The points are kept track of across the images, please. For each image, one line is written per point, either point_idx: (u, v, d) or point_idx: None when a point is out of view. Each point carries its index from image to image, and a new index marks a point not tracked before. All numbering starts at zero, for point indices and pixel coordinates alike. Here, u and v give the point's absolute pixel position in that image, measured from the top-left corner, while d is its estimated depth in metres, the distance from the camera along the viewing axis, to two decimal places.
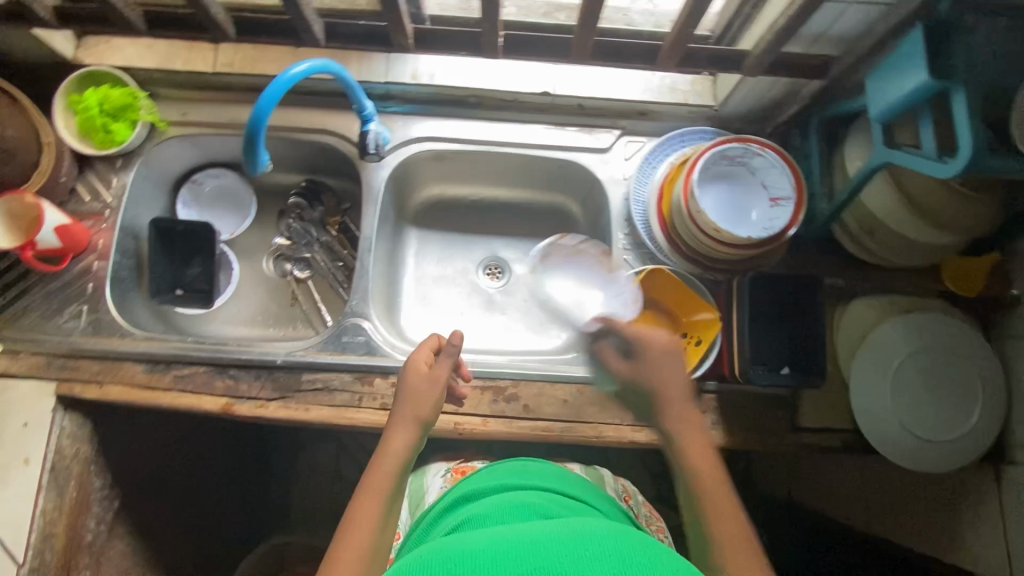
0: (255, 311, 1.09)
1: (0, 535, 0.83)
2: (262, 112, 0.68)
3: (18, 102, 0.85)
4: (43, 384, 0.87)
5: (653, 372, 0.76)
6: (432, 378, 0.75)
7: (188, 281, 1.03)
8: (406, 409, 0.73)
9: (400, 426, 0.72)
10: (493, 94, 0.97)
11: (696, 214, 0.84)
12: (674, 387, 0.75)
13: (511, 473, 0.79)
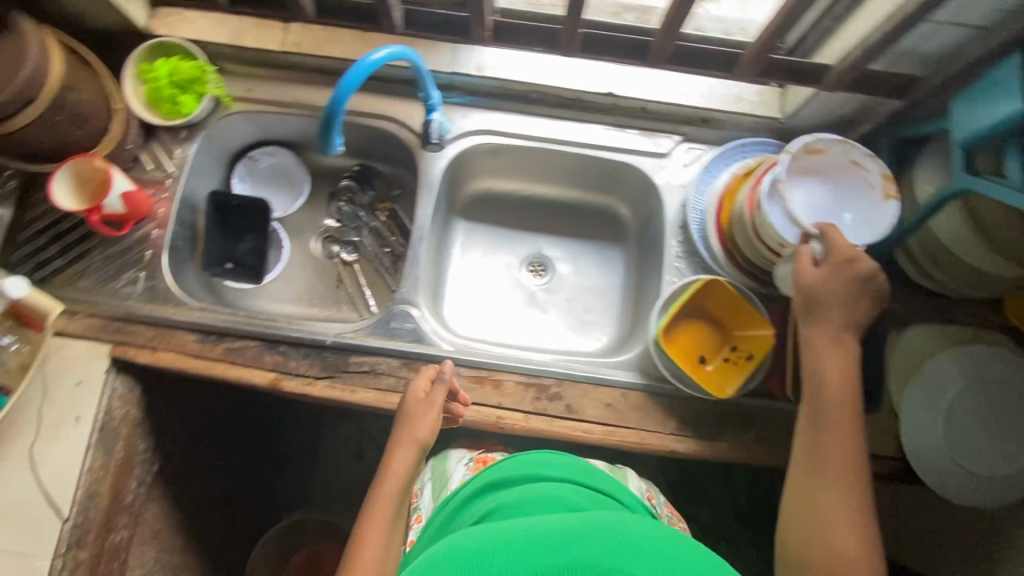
0: (300, 289, 1.10)
1: (49, 489, 0.85)
2: (341, 97, 0.67)
3: (91, 66, 0.85)
4: (97, 346, 0.89)
5: (832, 299, 0.73)
6: (428, 403, 0.79)
7: (238, 255, 1.04)
8: (405, 432, 0.78)
9: (401, 447, 0.77)
10: (556, 91, 0.97)
11: (762, 228, 0.81)
12: (848, 313, 0.73)
13: (529, 465, 0.76)
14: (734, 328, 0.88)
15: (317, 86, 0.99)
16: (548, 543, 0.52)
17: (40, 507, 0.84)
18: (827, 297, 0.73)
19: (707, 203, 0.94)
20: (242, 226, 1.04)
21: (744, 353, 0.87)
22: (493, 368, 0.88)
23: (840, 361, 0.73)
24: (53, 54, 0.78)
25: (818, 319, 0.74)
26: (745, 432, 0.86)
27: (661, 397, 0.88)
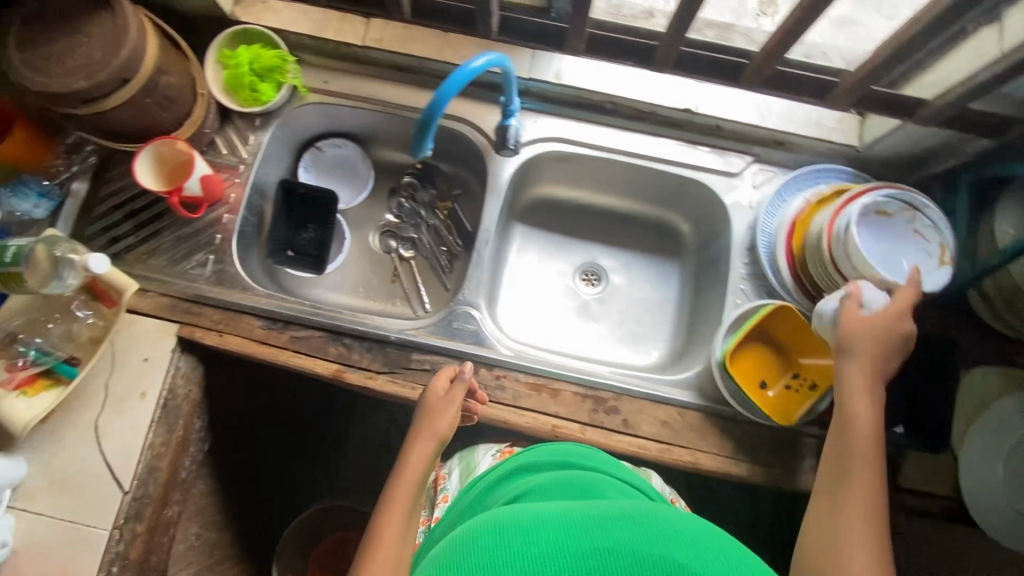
0: (357, 281, 1.11)
1: (110, 461, 0.86)
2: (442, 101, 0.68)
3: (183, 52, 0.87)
4: (165, 324, 0.90)
5: (867, 344, 0.71)
6: (449, 399, 0.76)
7: (301, 244, 1.05)
8: (424, 425, 0.75)
9: (422, 438, 0.74)
10: (631, 104, 0.97)
11: (838, 260, 0.80)
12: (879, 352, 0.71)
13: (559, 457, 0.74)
14: (799, 355, 0.87)
15: (392, 82, 0.99)
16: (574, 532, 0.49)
17: (103, 479, 0.86)
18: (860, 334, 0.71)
19: (776, 227, 0.93)
20: (304, 214, 1.05)
21: (807, 382, 0.86)
22: (551, 377, 0.89)
23: (878, 389, 0.71)
24: (148, 35, 0.78)
25: (854, 354, 0.71)
26: (800, 460, 0.85)
27: (717, 418, 0.88)
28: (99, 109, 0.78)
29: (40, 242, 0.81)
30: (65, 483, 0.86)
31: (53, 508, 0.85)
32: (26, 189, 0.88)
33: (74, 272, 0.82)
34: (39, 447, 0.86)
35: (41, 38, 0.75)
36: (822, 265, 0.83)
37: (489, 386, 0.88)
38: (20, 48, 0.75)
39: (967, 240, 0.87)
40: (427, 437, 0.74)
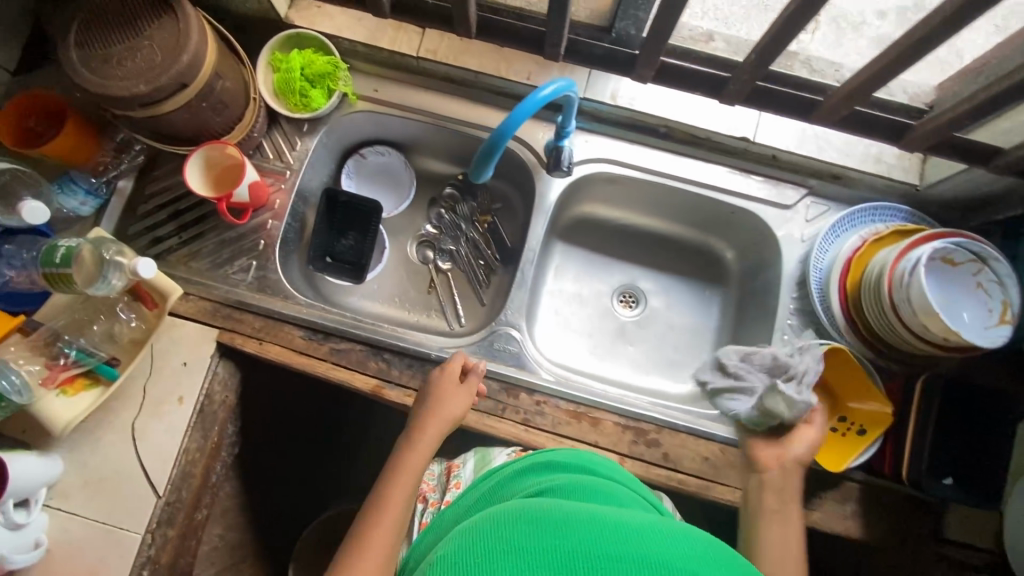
0: (393, 290, 1.10)
1: (145, 465, 0.86)
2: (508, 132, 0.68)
3: (241, 62, 0.88)
4: (205, 329, 0.90)
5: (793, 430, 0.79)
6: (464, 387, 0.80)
7: (339, 252, 1.04)
8: (434, 408, 0.77)
9: (433, 421, 0.76)
10: (687, 129, 0.94)
11: (898, 305, 0.77)
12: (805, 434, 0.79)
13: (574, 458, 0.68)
14: (847, 398, 0.85)
15: (443, 94, 0.98)
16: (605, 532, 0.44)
17: (138, 483, 0.85)
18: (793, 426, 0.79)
19: (829, 263, 0.91)
20: (343, 222, 1.04)
21: (856, 427, 0.84)
22: (592, 405, 0.87)
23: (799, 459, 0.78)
24: (208, 41, 0.77)
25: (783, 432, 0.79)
26: (841, 504, 0.84)
27: None
28: (156, 111, 0.77)
29: (89, 243, 0.80)
30: (99, 485, 0.85)
31: (86, 509, 0.84)
32: (74, 186, 0.88)
33: (120, 274, 0.81)
34: (76, 446, 0.86)
35: (100, 38, 0.74)
36: (879, 309, 0.81)
37: (528, 411, 0.86)
38: (80, 48, 0.74)
39: None
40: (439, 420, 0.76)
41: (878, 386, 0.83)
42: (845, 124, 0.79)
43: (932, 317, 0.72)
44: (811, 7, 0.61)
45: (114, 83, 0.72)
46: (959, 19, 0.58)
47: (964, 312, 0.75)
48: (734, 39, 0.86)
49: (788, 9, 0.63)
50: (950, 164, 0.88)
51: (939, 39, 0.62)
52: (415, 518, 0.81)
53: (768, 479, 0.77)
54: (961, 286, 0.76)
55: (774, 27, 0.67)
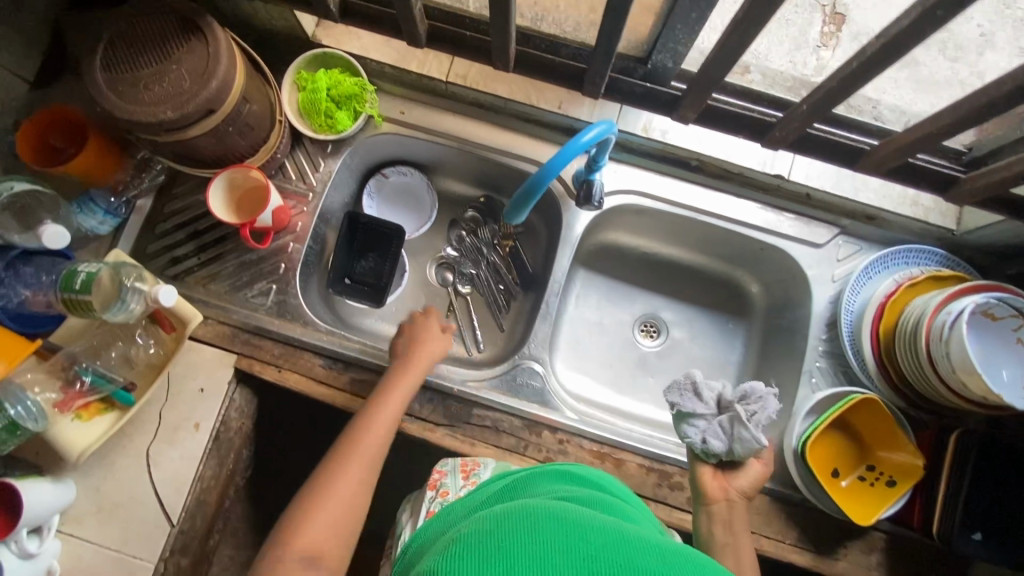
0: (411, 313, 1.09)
1: (159, 494, 0.84)
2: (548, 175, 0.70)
3: (270, 85, 0.86)
4: (224, 354, 0.88)
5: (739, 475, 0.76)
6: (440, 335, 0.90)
7: (358, 273, 1.01)
8: (416, 350, 0.86)
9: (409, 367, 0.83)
10: (719, 163, 0.92)
11: (935, 359, 0.76)
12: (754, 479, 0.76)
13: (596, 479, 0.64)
14: (877, 446, 0.84)
15: (471, 119, 0.96)
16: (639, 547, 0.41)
17: (152, 511, 0.84)
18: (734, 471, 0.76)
19: (861, 306, 0.89)
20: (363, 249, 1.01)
21: (885, 477, 0.82)
22: (616, 446, 0.86)
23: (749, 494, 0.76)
24: (237, 66, 0.75)
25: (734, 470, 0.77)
26: (866, 555, 0.82)
27: (784, 502, 0.85)
28: (182, 136, 0.75)
29: (109, 267, 0.79)
30: (112, 511, 0.83)
31: (98, 536, 0.83)
32: (93, 207, 0.86)
33: (139, 298, 0.79)
34: (90, 471, 0.84)
35: (128, 61, 0.72)
36: (913, 358, 0.80)
37: (551, 449, 0.85)
38: (107, 71, 0.71)
39: None
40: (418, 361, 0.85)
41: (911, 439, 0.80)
42: (893, 173, 0.77)
43: (971, 374, 0.71)
44: (873, 63, 0.59)
45: (141, 109, 0.70)
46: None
47: (1002, 370, 0.74)
48: (773, 76, 0.83)
49: (848, 64, 0.61)
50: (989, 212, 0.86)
51: (1006, 104, 0.59)
52: (424, 504, 0.77)
53: (714, 511, 0.75)
54: (999, 342, 0.75)
55: (830, 79, 0.64)
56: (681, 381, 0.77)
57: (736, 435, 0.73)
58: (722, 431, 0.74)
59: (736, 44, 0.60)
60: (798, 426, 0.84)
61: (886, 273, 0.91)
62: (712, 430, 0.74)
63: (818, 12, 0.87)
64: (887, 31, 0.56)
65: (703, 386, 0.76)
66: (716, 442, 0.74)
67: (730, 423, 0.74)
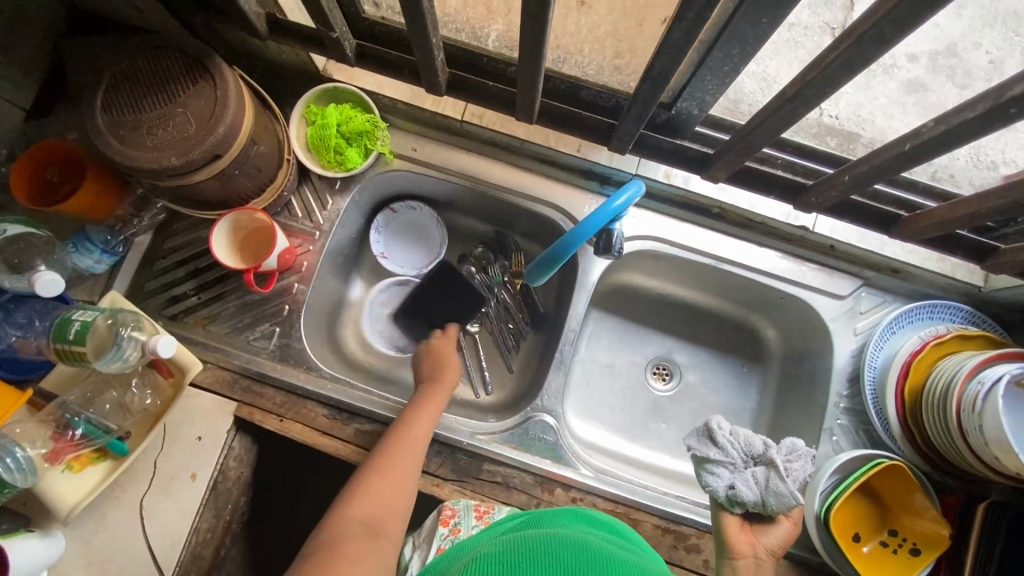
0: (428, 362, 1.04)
1: (153, 550, 0.80)
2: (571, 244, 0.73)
3: (279, 125, 0.83)
4: (224, 401, 0.84)
5: (768, 532, 0.73)
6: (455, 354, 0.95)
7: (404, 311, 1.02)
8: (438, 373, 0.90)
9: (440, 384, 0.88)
10: (740, 212, 0.90)
11: (965, 428, 0.73)
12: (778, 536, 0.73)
13: (596, 517, 0.71)
14: (901, 512, 0.81)
15: (486, 158, 0.93)
16: None
17: (145, 567, 0.80)
18: (760, 527, 0.73)
19: (884, 362, 0.87)
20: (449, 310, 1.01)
21: (908, 545, 0.79)
22: (631, 505, 0.83)
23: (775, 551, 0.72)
24: (246, 109, 0.72)
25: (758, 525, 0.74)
26: None
27: (801, 565, 0.82)
28: (187, 181, 0.71)
29: (105, 314, 0.75)
30: (103, 566, 0.80)
31: None
32: (91, 245, 0.82)
33: (135, 344, 0.74)
34: (81, 523, 0.80)
35: (130, 103, 0.68)
36: (942, 424, 0.77)
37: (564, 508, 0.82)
38: (108, 114, 0.68)
39: None
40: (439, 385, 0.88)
41: (937, 507, 0.77)
42: (927, 237, 0.74)
43: (1005, 450, 0.68)
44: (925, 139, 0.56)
45: (144, 155, 0.66)
46: None
47: None
48: (801, 127, 0.80)
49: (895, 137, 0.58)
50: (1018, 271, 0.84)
51: None
52: (434, 539, 0.74)
53: (739, 567, 0.70)
54: None
55: (875, 152, 0.62)
56: (702, 428, 0.76)
57: (771, 488, 0.71)
58: (756, 483, 0.72)
59: (780, 115, 0.57)
60: (821, 490, 0.81)
61: (910, 328, 0.88)
62: (745, 483, 0.72)
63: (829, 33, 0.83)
64: (949, 115, 0.53)
65: (736, 439, 0.74)
66: (749, 494, 0.71)
67: (764, 476, 0.72)
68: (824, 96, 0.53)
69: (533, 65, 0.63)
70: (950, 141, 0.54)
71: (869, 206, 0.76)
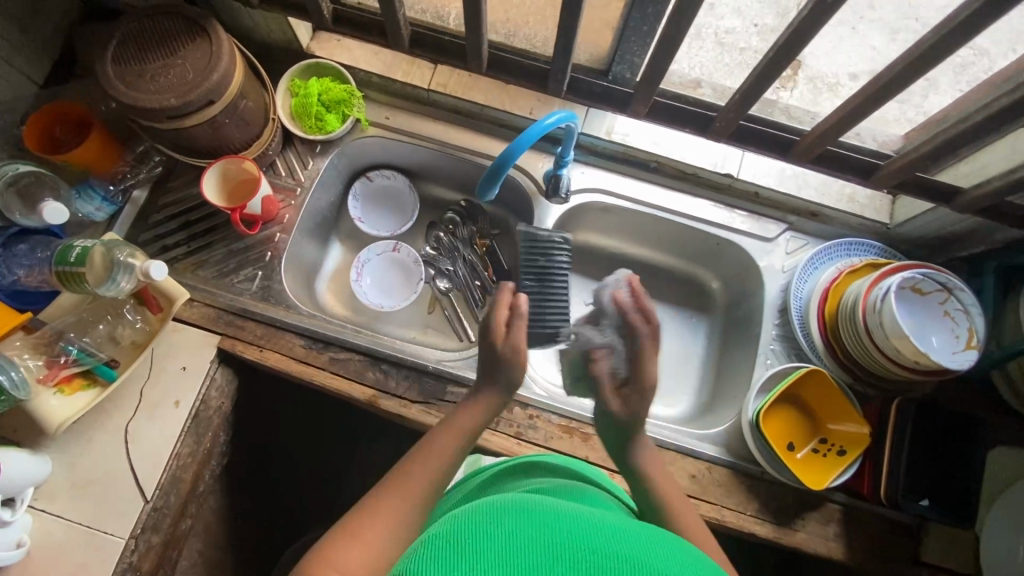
0: (407, 321, 1.11)
1: (135, 469, 0.85)
2: (511, 155, 0.76)
3: (266, 90, 0.94)
4: (208, 335, 0.92)
5: None
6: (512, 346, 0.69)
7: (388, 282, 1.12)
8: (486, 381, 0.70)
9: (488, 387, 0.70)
10: (676, 164, 1.01)
11: (872, 330, 0.83)
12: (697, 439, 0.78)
13: (550, 463, 0.74)
14: (827, 420, 0.90)
15: (451, 124, 1.05)
16: (572, 518, 0.50)
17: (126, 485, 0.85)
18: None
19: (808, 292, 0.96)
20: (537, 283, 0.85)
21: (836, 447, 0.88)
22: (583, 421, 0.90)
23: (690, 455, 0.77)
24: (237, 66, 0.83)
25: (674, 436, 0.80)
26: (824, 526, 0.87)
27: (742, 474, 0.89)
28: (182, 123, 0.82)
29: (102, 244, 0.83)
30: (86, 486, 0.84)
31: (70, 511, 0.83)
32: (92, 193, 0.92)
33: (129, 277, 0.83)
34: (65, 447, 0.85)
35: (136, 57, 0.80)
36: (855, 334, 0.87)
37: (522, 425, 0.89)
38: (116, 64, 0.79)
39: (995, 323, 0.90)
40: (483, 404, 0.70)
41: (858, 409, 0.86)
42: (819, 161, 0.87)
43: (904, 339, 0.78)
44: (786, 54, 0.69)
45: (147, 97, 0.77)
46: (908, 71, 0.67)
47: (930, 337, 0.82)
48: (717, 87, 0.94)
49: (764, 58, 0.72)
50: (915, 206, 0.94)
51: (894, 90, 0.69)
52: None
53: None
54: (918, 311, 0.83)
55: (752, 74, 0.75)
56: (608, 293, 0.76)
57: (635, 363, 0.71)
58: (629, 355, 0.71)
59: (668, 36, 0.70)
60: (754, 401, 0.89)
61: (830, 263, 0.98)
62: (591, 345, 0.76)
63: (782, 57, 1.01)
64: (792, 25, 0.66)
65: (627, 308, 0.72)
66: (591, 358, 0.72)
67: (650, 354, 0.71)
68: (696, 12, 0.66)
69: (473, 14, 0.75)
70: (798, 43, 0.67)
71: (771, 132, 0.87)
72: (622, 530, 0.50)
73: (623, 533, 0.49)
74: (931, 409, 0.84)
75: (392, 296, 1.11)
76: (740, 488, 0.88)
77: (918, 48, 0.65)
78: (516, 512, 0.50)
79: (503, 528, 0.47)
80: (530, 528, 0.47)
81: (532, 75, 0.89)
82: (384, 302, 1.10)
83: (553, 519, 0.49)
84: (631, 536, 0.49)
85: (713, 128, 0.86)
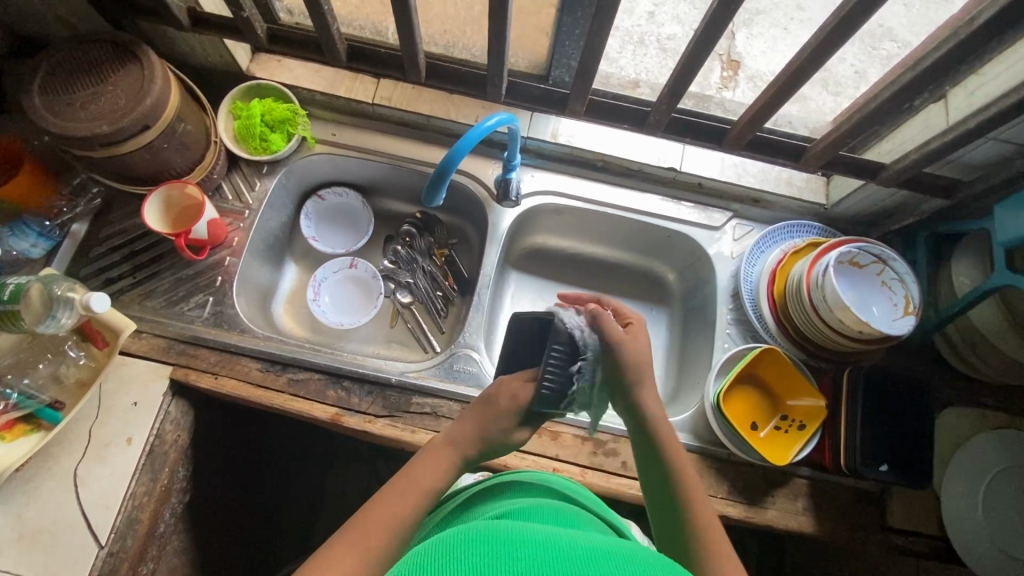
0: (375, 340, 1.09)
1: (87, 513, 0.81)
2: (457, 155, 0.77)
3: (206, 114, 0.93)
4: (159, 366, 0.89)
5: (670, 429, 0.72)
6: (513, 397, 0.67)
7: (342, 300, 1.11)
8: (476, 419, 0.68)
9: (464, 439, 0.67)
10: (621, 161, 1.04)
11: (816, 304, 0.87)
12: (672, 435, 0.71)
13: (529, 480, 0.71)
14: (787, 397, 0.92)
15: (398, 137, 1.06)
16: (541, 540, 0.46)
17: (78, 532, 0.80)
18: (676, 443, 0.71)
19: (758, 276, 0.99)
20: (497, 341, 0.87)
21: (796, 423, 0.91)
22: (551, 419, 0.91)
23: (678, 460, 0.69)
24: (172, 87, 0.82)
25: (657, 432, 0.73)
26: (793, 501, 0.89)
27: (710, 459, 0.91)
28: (116, 151, 0.80)
29: (38, 280, 0.80)
30: (34, 538, 0.79)
31: (18, 565, 0.78)
32: (26, 228, 0.88)
33: (70, 311, 0.81)
34: (9, 498, 0.81)
35: (65, 87, 0.78)
36: (803, 311, 0.90)
37: None
38: (43, 96, 0.77)
39: (931, 289, 0.95)
40: (472, 438, 0.67)
41: (814, 384, 0.89)
42: (752, 147, 0.92)
43: (846, 311, 0.82)
44: (705, 43, 0.73)
45: (77, 125, 0.75)
46: (817, 58, 0.72)
47: (872, 307, 0.87)
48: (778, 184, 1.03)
49: (683, 55, 0.76)
50: (849, 184, 1.00)
51: (805, 74, 0.75)
52: None
53: None
54: (859, 285, 0.89)
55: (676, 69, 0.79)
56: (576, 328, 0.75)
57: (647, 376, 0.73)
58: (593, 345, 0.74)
59: (593, 37, 0.73)
60: (715, 383, 0.91)
61: (775, 246, 1.01)
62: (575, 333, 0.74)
63: (718, 61, 1.13)
64: (705, 20, 0.70)
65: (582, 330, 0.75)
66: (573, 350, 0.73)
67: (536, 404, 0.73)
68: (614, 15, 0.69)
69: (406, 27, 0.77)
70: (712, 36, 0.71)
71: (703, 123, 0.91)
72: (593, 548, 0.46)
73: (599, 549, 0.46)
74: (880, 375, 0.87)
75: (352, 313, 1.10)
76: (712, 473, 0.90)
77: (824, 31, 0.69)
78: (478, 539, 0.46)
79: (462, 566, 0.42)
80: (496, 559, 0.42)
81: (472, 82, 0.90)
82: (348, 323, 1.08)
83: (516, 544, 0.44)
84: (608, 558, 0.44)
85: (649, 122, 0.90)
